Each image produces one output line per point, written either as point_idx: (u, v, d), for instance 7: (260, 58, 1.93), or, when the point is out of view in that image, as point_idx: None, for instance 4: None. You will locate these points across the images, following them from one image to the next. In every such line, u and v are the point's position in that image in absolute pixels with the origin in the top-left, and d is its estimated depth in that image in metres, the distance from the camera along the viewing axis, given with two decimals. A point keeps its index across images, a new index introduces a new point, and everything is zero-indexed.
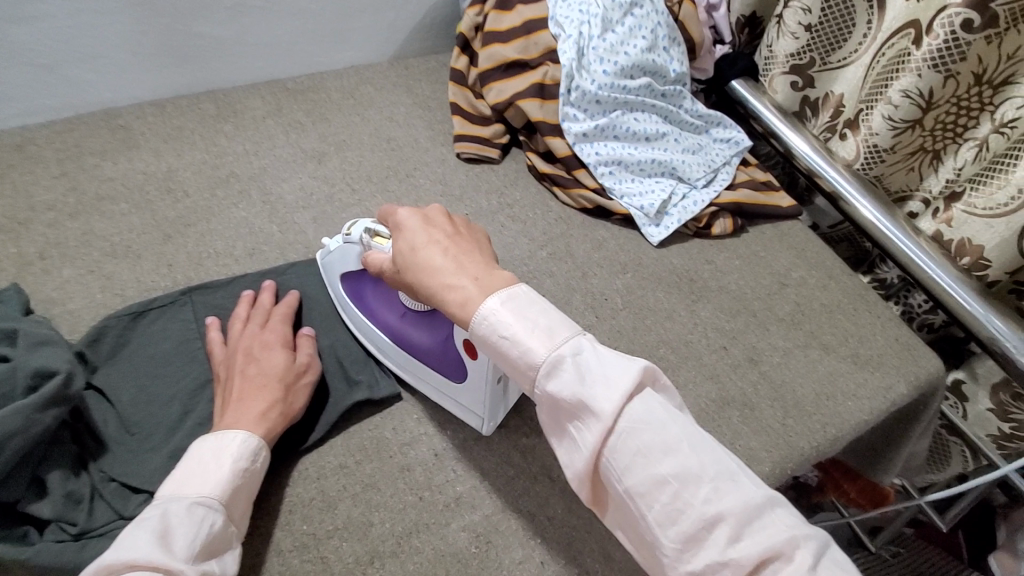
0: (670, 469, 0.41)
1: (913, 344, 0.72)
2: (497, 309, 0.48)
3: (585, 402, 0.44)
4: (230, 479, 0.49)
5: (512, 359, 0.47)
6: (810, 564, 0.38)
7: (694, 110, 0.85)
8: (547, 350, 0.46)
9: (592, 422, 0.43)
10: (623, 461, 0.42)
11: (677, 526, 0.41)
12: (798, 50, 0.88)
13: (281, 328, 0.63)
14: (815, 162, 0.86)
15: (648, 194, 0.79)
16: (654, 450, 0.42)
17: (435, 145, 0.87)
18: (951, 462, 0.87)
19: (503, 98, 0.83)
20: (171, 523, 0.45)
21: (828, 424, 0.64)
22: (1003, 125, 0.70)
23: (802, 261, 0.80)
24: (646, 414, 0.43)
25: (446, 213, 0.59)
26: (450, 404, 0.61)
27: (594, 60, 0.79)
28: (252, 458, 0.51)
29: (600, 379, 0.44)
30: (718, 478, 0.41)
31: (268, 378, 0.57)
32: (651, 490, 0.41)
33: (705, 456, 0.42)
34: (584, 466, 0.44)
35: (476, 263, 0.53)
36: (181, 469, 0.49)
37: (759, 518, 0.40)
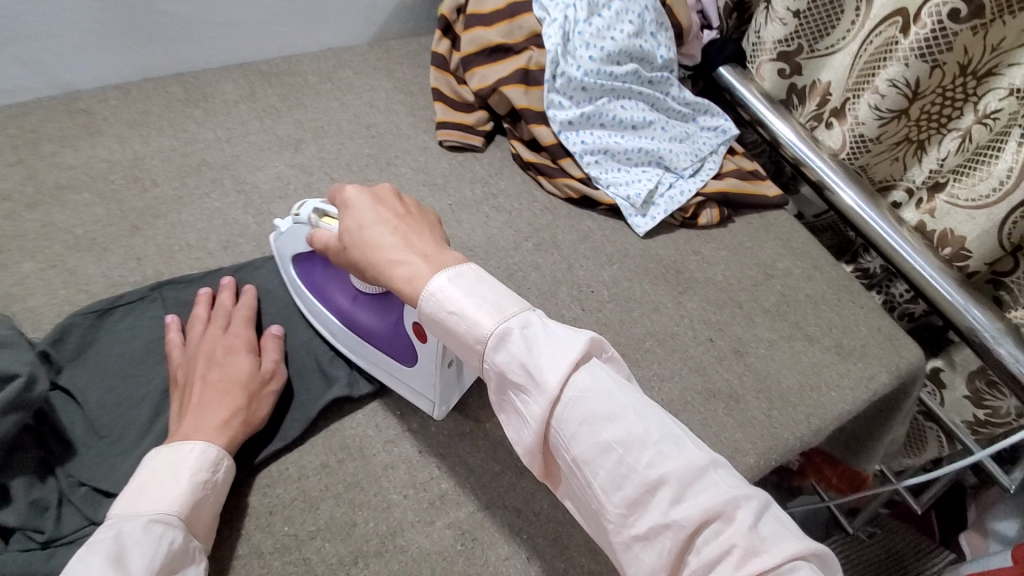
0: (614, 436, 0.40)
1: (893, 334, 0.73)
2: (446, 287, 0.47)
3: (528, 372, 0.42)
4: (188, 492, 0.47)
5: (460, 335, 0.46)
6: (750, 523, 0.37)
7: (682, 97, 0.84)
8: (495, 323, 0.44)
9: (536, 393, 0.42)
10: (568, 429, 0.41)
11: (620, 491, 0.39)
12: (787, 37, 0.87)
13: (244, 331, 0.60)
14: (800, 151, 0.87)
15: (634, 183, 0.78)
16: (597, 417, 0.40)
17: (417, 132, 0.85)
18: (927, 447, 0.88)
19: (486, 84, 0.81)
20: (126, 542, 0.42)
21: (812, 415, 0.65)
22: (986, 117, 0.70)
23: (787, 251, 0.80)
24: (592, 383, 0.42)
25: (397, 193, 0.57)
26: (399, 386, 0.60)
27: (580, 46, 0.76)
28: (214, 468, 0.49)
29: (545, 350, 0.43)
30: (662, 441, 0.40)
31: (230, 384, 0.55)
32: (596, 458, 0.40)
33: (648, 420, 0.41)
34: (533, 438, 0.43)
35: (425, 241, 0.52)
36: (134, 484, 0.46)
37: (701, 479, 0.39)
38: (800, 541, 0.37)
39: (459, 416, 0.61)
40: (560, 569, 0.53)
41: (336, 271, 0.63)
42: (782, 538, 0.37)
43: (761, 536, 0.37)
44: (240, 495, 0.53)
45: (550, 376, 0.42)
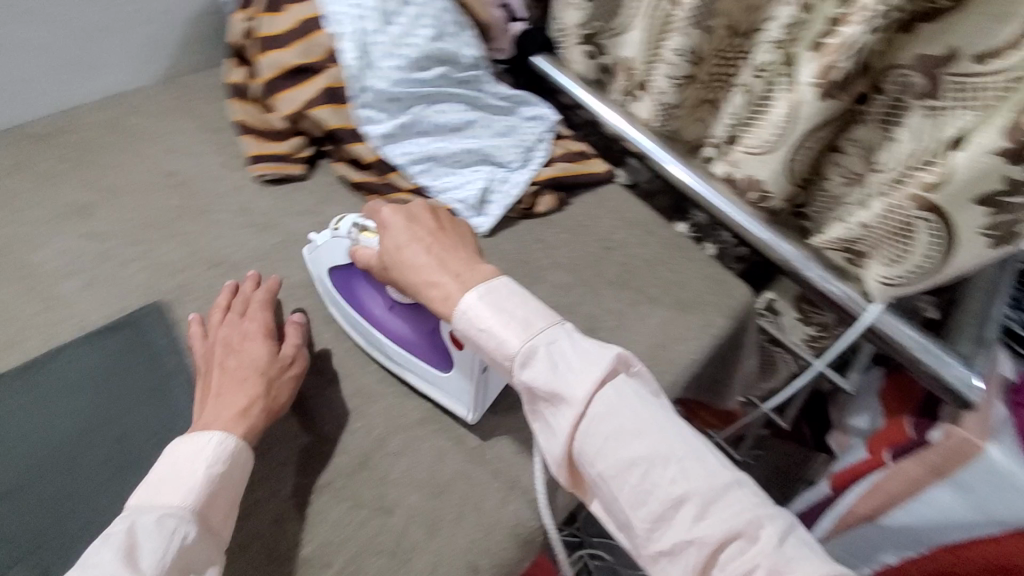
0: (638, 454, 0.48)
1: (725, 279, 0.80)
2: (478, 303, 0.55)
3: (557, 391, 0.51)
4: (203, 486, 0.49)
5: (489, 351, 0.54)
6: (772, 543, 0.44)
7: (498, 92, 0.85)
8: (522, 341, 0.52)
9: (564, 408, 0.50)
10: (596, 444, 0.49)
11: (646, 506, 0.47)
12: (585, 20, 0.92)
13: (261, 317, 0.63)
14: (618, 125, 0.93)
15: (467, 185, 0.78)
16: (621, 435, 0.48)
17: (229, 172, 0.78)
18: (780, 369, 0.98)
19: (294, 108, 0.77)
20: (138, 537, 0.45)
21: (664, 372, 0.70)
22: (759, 70, 0.76)
23: (623, 221, 0.84)
24: (614, 400, 0.50)
25: (429, 211, 0.65)
26: (431, 391, 0.63)
27: (380, 57, 0.74)
28: (231, 461, 0.51)
29: (572, 368, 0.51)
30: (687, 464, 0.47)
31: (249, 371, 0.58)
32: (622, 472, 0.48)
33: (673, 441, 0.48)
34: (562, 451, 0.51)
35: (458, 260, 0.60)
36: (160, 472, 0.49)
37: (723, 498, 0.46)
38: (825, 561, 0.44)
39: (315, 470, 0.58)
40: None
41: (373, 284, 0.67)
42: (805, 558, 0.44)
43: (784, 555, 0.44)
44: None
45: (576, 393, 0.50)
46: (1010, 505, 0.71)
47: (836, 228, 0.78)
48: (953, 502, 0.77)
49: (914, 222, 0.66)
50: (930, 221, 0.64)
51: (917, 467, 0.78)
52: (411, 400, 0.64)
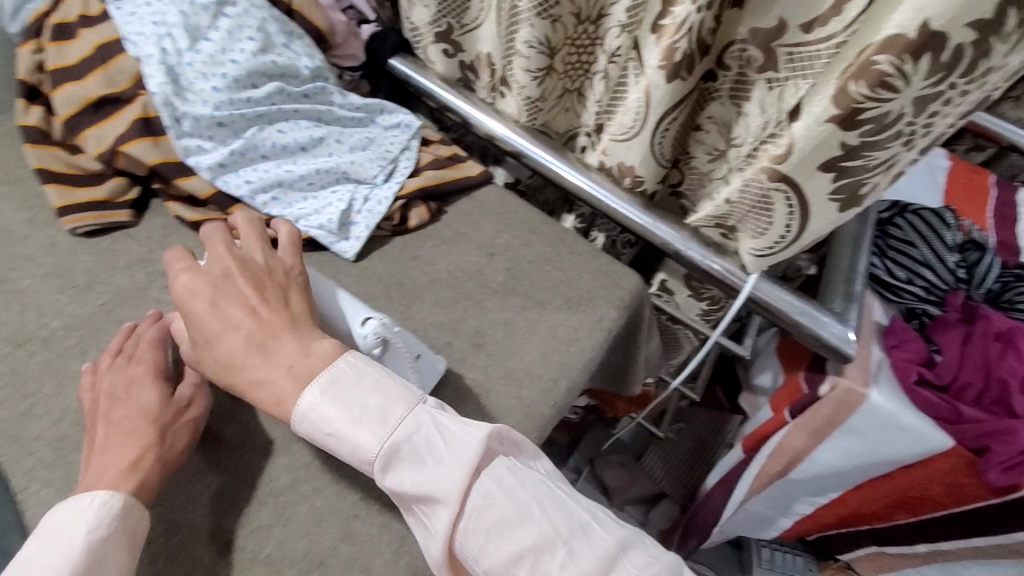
0: (524, 543, 0.46)
1: (612, 270, 0.79)
2: (318, 400, 0.50)
3: (429, 493, 0.47)
4: (80, 554, 0.44)
5: (349, 457, 0.49)
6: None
7: (350, 103, 0.78)
8: (382, 442, 0.48)
9: (439, 508, 0.47)
10: (478, 539, 0.46)
11: None
12: (434, 18, 0.87)
13: (151, 358, 0.57)
14: (486, 125, 0.89)
15: (325, 209, 0.71)
16: (504, 526, 0.46)
17: (36, 228, 0.67)
18: (683, 346, 1.00)
19: (105, 146, 0.66)
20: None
21: (561, 376, 0.67)
22: (612, 56, 0.75)
23: (503, 224, 0.81)
24: (490, 487, 0.48)
25: (244, 281, 0.56)
26: None
27: (195, 78, 0.66)
28: (115, 523, 0.46)
29: (440, 461, 0.48)
30: (572, 543, 0.46)
31: (137, 421, 0.53)
32: (509, 566, 0.45)
33: (558, 520, 0.47)
34: (442, 553, 0.47)
35: (284, 345, 0.53)
36: (35, 548, 0.45)
37: (612, 569, 0.46)
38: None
39: (174, 564, 0.52)
40: None
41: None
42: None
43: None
44: None
45: (449, 488, 0.47)
46: (898, 444, 0.77)
47: (706, 206, 0.79)
48: (834, 459, 0.83)
49: (772, 194, 0.67)
50: (785, 193, 0.66)
51: (803, 435, 0.83)
52: (283, 460, 0.58)
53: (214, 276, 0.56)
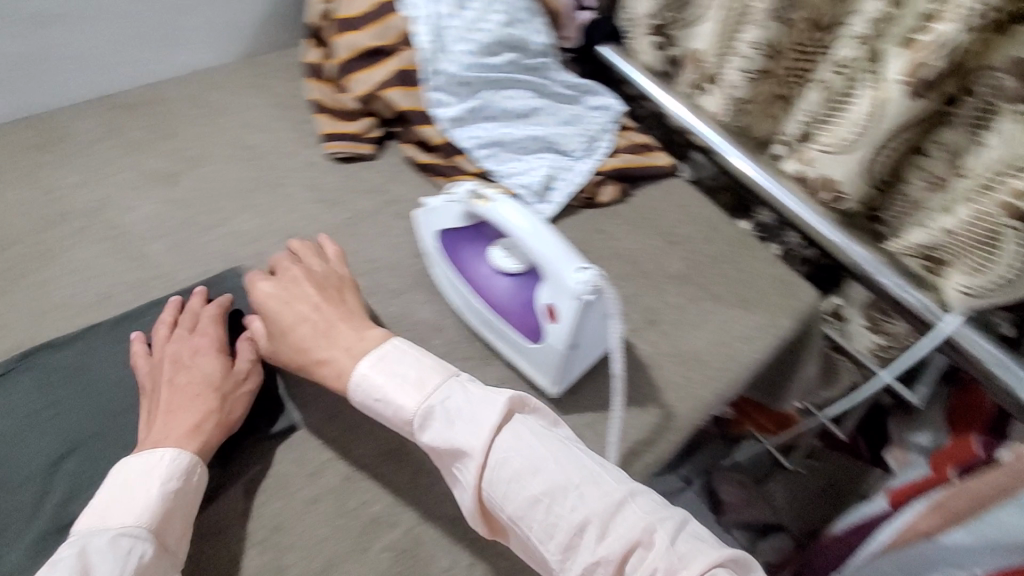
0: (539, 488, 0.46)
1: (790, 280, 0.78)
2: (368, 375, 0.53)
3: (455, 445, 0.49)
4: (156, 504, 0.46)
5: (388, 418, 0.52)
6: (668, 545, 0.43)
7: (565, 80, 0.84)
8: (418, 403, 0.51)
9: (466, 461, 0.49)
10: (501, 488, 0.47)
11: (554, 538, 0.45)
12: (654, 11, 0.90)
13: (214, 331, 0.58)
14: (684, 119, 0.92)
15: (531, 171, 0.78)
16: (523, 474, 0.47)
17: (302, 147, 0.81)
18: (841, 377, 0.97)
19: (368, 89, 0.79)
20: (91, 561, 0.42)
21: (728, 368, 0.68)
22: (840, 65, 0.74)
23: (687, 215, 0.83)
24: (512, 442, 0.49)
25: (309, 278, 0.61)
26: (524, 360, 0.61)
27: (454, 41, 0.76)
28: (186, 476, 0.48)
29: (465, 419, 0.50)
30: (583, 487, 0.46)
31: (198, 387, 0.54)
32: (526, 512, 0.46)
33: (569, 467, 0.47)
34: (472, 504, 0.49)
35: (342, 334, 0.57)
36: (107, 492, 0.47)
37: (618, 512, 0.45)
38: (718, 550, 0.43)
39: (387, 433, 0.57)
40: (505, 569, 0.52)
41: (486, 240, 0.64)
42: (699, 552, 0.43)
43: (679, 554, 0.43)
44: None
45: (474, 442, 0.49)
46: None
47: (916, 234, 0.75)
48: None
49: (1003, 232, 0.63)
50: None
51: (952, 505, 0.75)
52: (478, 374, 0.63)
53: (284, 275, 0.61)
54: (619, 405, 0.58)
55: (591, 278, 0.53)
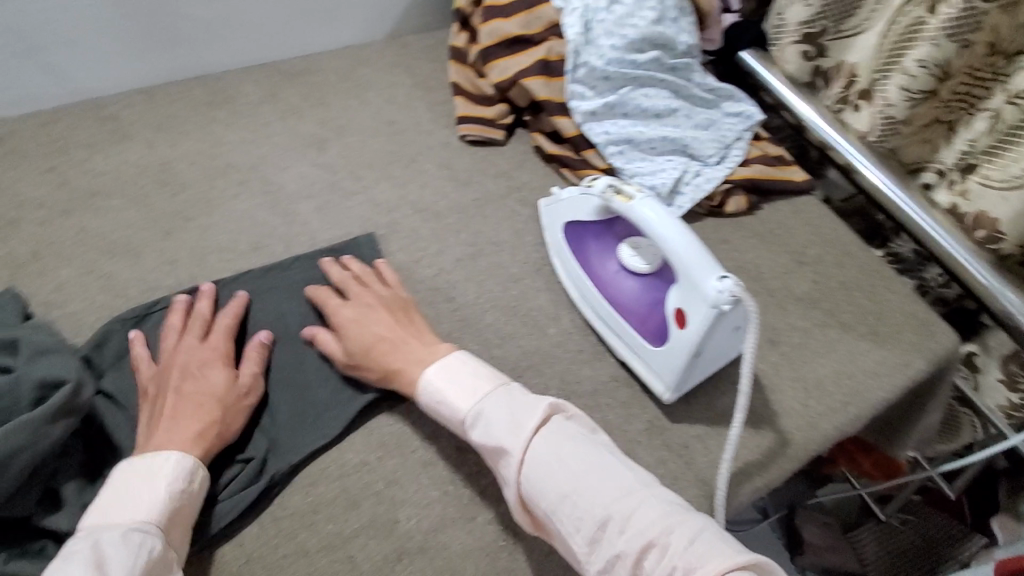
0: (566, 484, 0.46)
1: (928, 319, 0.72)
2: (433, 381, 0.54)
3: (493, 442, 0.49)
4: (164, 502, 0.46)
5: (440, 415, 0.53)
6: (685, 543, 0.42)
7: (705, 84, 0.82)
8: (466, 402, 0.52)
9: (502, 459, 0.49)
10: (534, 484, 0.47)
11: (580, 533, 0.45)
12: (811, 18, 0.85)
13: (222, 343, 0.58)
14: (827, 134, 0.86)
15: (659, 173, 0.76)
16: (552, 471, 0.47)
17: (437, 128, 0.84)
18: (961, 433, 0.88)
19: (506, 76, 0.80)
20: (104, 553, 0.42)
21: (850, 404, 0.64)
22: (1015, 96, 0.69)
23: (818, 237, 0.79)
24: (546, 442, 0.48)
25: (383, 301, 0.62)
26: (641, 361, 0.61)
27: (602, 35, 0.76)
28: (189, 479, 0.48)
29: (506, 420, 0.50)
30: (608, 484, 0.46)
31: (201, 396, 0.53)
32: (554, 506, 0.46)
33: (595, 465, 0.47)
34: (510, 498, 0.49)
35: (414, 350, 0.57)
36: (111, 491, 0.46)
37: (638, 508, 0.44)
38: (734, 553, 0.41)
39: None
40: None
41: (614, 237, 0.65)
42: (718, 552, 0.41)
43: (695, 553, 0.41)
44: (290, 492, 0.53)
45: (512, 442, 0.48)
46: None
47: None
48: None
49: None
50: None
51: None
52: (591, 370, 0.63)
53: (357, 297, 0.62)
54: (739, 423, 0.54)
55: (729, 287, 0.51)
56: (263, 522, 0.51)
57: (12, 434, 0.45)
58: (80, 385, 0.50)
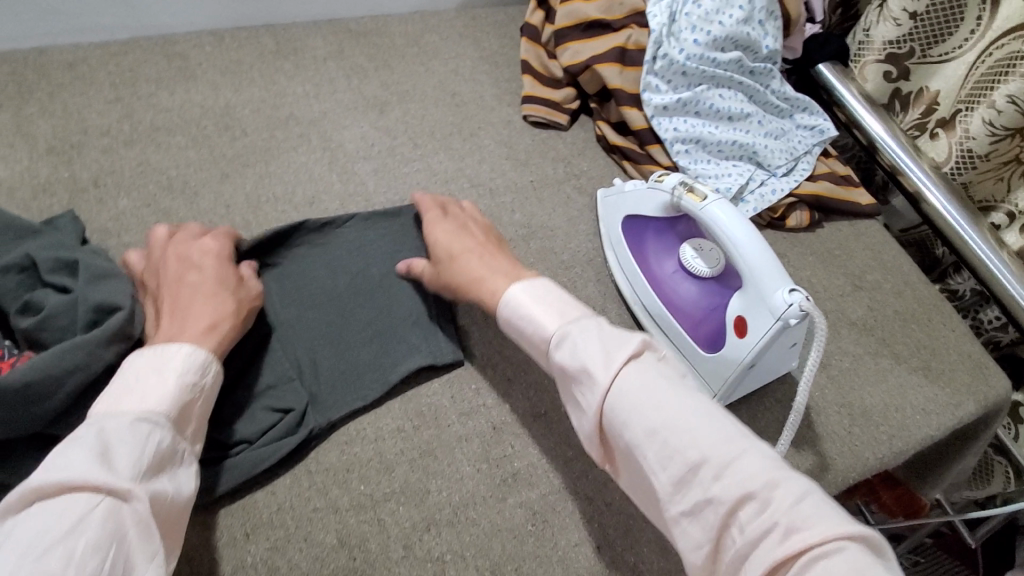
0: (659, 420, 0.40)
1: (985, 362, 0.70)
2: (521, 299, 0.51)
3: (581, 365, 0.44)
4: (176, 395, 0.44)
5: (527, 334, 0.50)
6: (792, 501, 0.36)
7: (782, 92, 0.80)
8: (557, 324, 0.48)
9: (587, 385, 0.44)
10: (620, 414, 0.42)
11: (666, 471, 0.39)
12: (898, 38, 0.83)
13: (218, 241, 0.56)
14: (899, 158, 0.81)
15: (724, 177, 0.74)
16: (643, 404, 0.41)
17: (501, 105, 0.83)
18: (993, 482, 0.86)
19: (579, 60, 0.78)
20: (111, 441, 0.40)
21: (895, 437, 0.63)
22: None
23: (878, 263, 0.76)
24: (639, 376, 0.43)
25: (482, 224, 0.62)
26: (688, 367, 0.60)
27: (685, 28, 0.74)
28: (201, 374, 0.46)
29: (597, 347, 0.45)
30: (706, 424, 0.40)
31: (208, 290, 0.52)
32: (642, 442, 0.41)
33: (692, 405, 0.41)
34: (590, 426, 0.44)
35: (502, 265, 0.57)
36: (116, 382, 0.43)
37: (738, 458, 0.38)
38: (848, 521, 0.35)
39: (538, 398, 0.59)
40: (629, 563, 0.51)
41: (676, 237, 0.64)
42: (828, 519, 0.35)
43: (804, 513, 0.35)
44: (325, 450, 0.53)
45: (602, 369, 0.43)
46: None
47: None
48: None
49: None
50: None
51: None
52: None
53: (444, 222, 0.61)
54: (787, 439, 0.53)
55: (799, 301, 0.50)
56: (296, 475, 0.52)
57: (68, 353, 0.46)
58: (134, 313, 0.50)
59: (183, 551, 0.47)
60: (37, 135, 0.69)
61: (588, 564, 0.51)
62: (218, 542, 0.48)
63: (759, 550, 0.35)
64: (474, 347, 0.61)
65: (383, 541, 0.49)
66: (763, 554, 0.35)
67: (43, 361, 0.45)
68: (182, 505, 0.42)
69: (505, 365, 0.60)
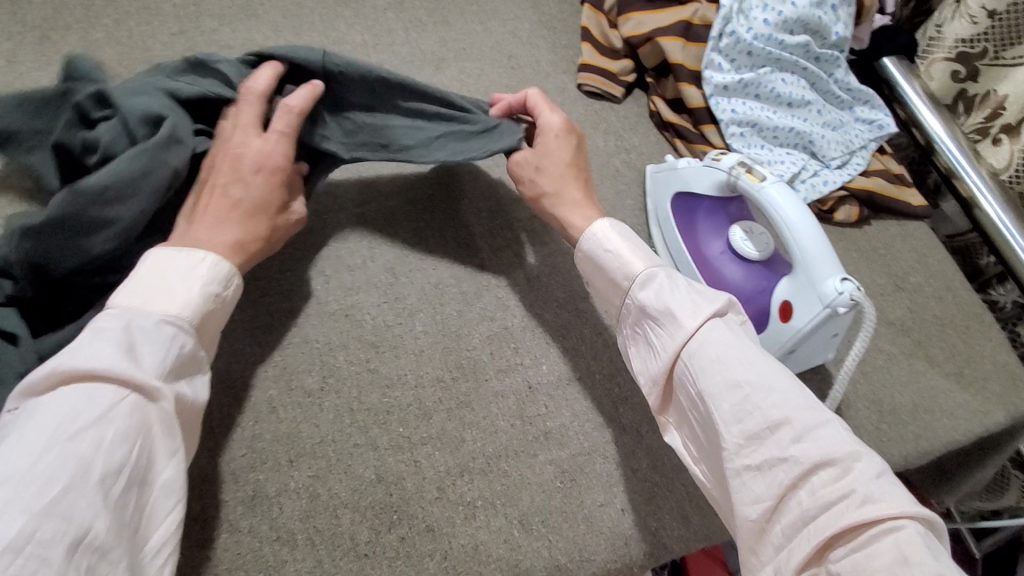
0: (744, 375, 0.43)
1: (1020, 375, 0.69)
2: (611, 238, 0.54)
3: (668, 310, 0.47)
4: (200, 301, 0.46)
5: (612, 274, 0.53)
6: (872, 476, 0.37)
7: (845, 83, 0.78)
8: (644, 266, 0.51)
9: (670, 330, 0.47)
10: (701, 364, 0.44)
11: (741, 424, 0.41)
12: (972, 37, 0.80)
13: (278, 144, 0.54)
14: (955, 159, 0.79)
15: (777, 164, 0.73)
16: (729, 359, 0.44)
17: (557, 71, 0.82)
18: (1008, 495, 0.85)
19: (641, 31, 0.77)
20: (135, 338, 0.42)
21: (922, 437, 0.63)
22: None
23: (923, 266, 0.75)
24: (725, 333, 0.45)
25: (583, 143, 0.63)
26: None
27: (756, 6, 0.73)
28: (224, 285, 0.48)
29: (685, 297, 0.48)
30: (790, 391, 0.42)
31: (247, 205, 0.52)
32: (721, 391, 0.43)
33: (776, 371, 0.43)
34: (661, 371, 0.47)
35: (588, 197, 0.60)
36: (143, 276, 0.45)
37: (818, 428, 0.40)
38: (918, 504, 0.37)
39: (576, 363, 0.60)
40: (652, 528, 0.53)
41: (726, 217, 0.65)
42: (900, 495, 0.37)
43: (882, 487, 0.37)
44: (366, 391, 0.55)
45: (689, 317, 0.46)
46: None
47: None
48: None
49: None
50: None
51: None
52: None
53: (572, 131, 0.61)
54: None
55: (849, 291, 0.51)
56: (338, 411, 0.54)
57: (134, 159, 0.50)
58: (176, 120, 0.53)
59: (231, 470, 0.50)
60: (104, 62, 0.70)
61: (613, 523, 0.53)
62: (264, 465, 0.50)
63: (827, 514, 0.37)
64: (514, 308, 0.62)
65: (417, 482, 0.51)
66: (832, 516, 0.36)
67: (114, 170, 0.49)
68: (198, 406, 0.45)
69: (543, 329, 0.61)
